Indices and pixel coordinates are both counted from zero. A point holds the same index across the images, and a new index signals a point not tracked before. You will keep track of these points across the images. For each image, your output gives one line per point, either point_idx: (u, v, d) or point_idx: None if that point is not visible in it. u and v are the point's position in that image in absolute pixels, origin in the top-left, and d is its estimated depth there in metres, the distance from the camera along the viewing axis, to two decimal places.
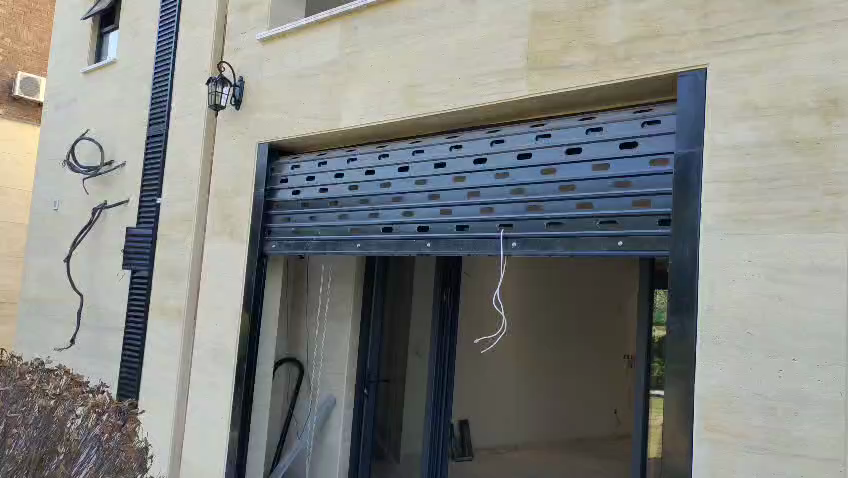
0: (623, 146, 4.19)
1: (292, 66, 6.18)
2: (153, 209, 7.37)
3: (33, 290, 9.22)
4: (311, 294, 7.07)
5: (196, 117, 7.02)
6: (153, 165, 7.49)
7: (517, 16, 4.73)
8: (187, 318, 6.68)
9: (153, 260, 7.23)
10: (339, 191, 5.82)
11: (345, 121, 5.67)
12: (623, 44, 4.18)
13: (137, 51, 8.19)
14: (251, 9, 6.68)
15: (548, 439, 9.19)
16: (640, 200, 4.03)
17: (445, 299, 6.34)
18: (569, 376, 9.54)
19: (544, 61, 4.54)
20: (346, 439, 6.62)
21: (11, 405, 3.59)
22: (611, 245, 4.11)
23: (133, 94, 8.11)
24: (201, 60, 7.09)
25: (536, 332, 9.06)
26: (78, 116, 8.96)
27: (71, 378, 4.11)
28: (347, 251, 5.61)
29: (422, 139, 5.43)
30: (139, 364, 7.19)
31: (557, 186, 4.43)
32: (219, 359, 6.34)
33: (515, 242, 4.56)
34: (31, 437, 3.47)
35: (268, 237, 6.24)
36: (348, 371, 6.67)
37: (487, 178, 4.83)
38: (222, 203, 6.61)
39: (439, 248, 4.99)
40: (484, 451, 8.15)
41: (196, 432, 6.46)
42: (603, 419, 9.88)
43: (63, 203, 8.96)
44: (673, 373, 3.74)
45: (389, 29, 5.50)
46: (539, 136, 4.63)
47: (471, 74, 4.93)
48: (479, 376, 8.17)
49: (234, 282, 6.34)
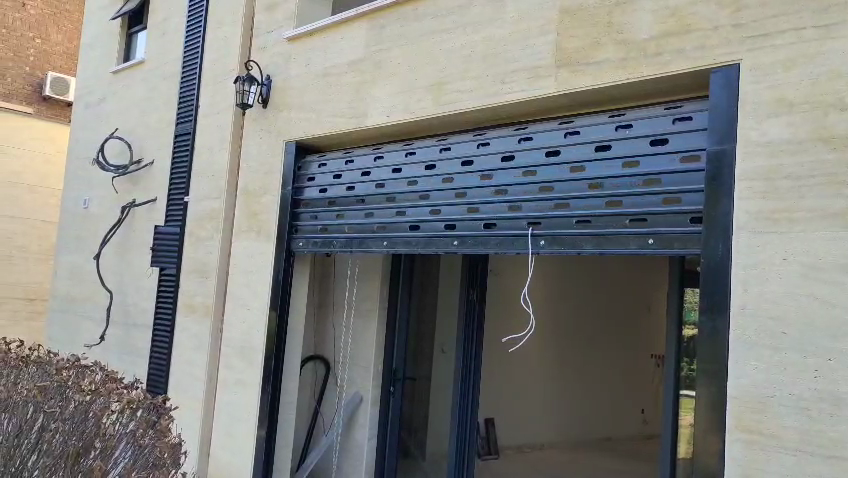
0: (653, 143, 4.13)
1: (318, 65, 6.20)
2: (181, 207, 7.44)
3: (63, 287, 9.35)
4: (339, 292, 7.12)
5: (223, 116, 7.07)
6: (181, 163, 7.55)
7: (545, 13, 4.70)
8: (214, 315, 6.73)
9: (181, 258, 7.30)
10: (366, 189, 5.82)
11: (371, 120, 5.68)
12: (653, 41, 4.13)
13: (165, 50, 8.27)
14: (278, 8, 6.72)
15: (574, 439, 9.16)
16: (671, 197, 3.98)
17: (472, 298, 6.32)
18: (596, 376, 9.47)
19: (572, 58, 4.50)
20: (372, 437, 6.62)
21: (49, 400, 3.63)
22: (641, 243, 4.06)
23: (161, 93, 8.19)
24: (229, 59, 7.15)
25: (563, 330, 9.00)
26: (107, 115, 9.07)
27: (107, 374, 4.19)
28: (374, 250, 5.62)
29: (448, 137, 5.42)
30: (167, 360, 7.27)
31: (586, 183, 4.39)
32: (247, 356, 6.38)
33: (543, 241, 4.53)
34: (67, 431, 3.47)
35: (295, 234, 6.27)
36: (375, 368, 6.67)
37: (515, 175, 4.80)
38: (249, 200, 6.65)
39: (466, 246, 4.97)
40: (509, 450, 8.14)
41: (223, 428, 6.51)
42: (628, 419, 9.89)
43: (93, 201, 9.07)
44: (703, 373, 3.69)
45: (415, 27, 5.49)
46: (567, 133, 4.59)
47: (497, 72, 4.91)
48: (507, 376, 8.14)
49: (261, 280, 6.37)
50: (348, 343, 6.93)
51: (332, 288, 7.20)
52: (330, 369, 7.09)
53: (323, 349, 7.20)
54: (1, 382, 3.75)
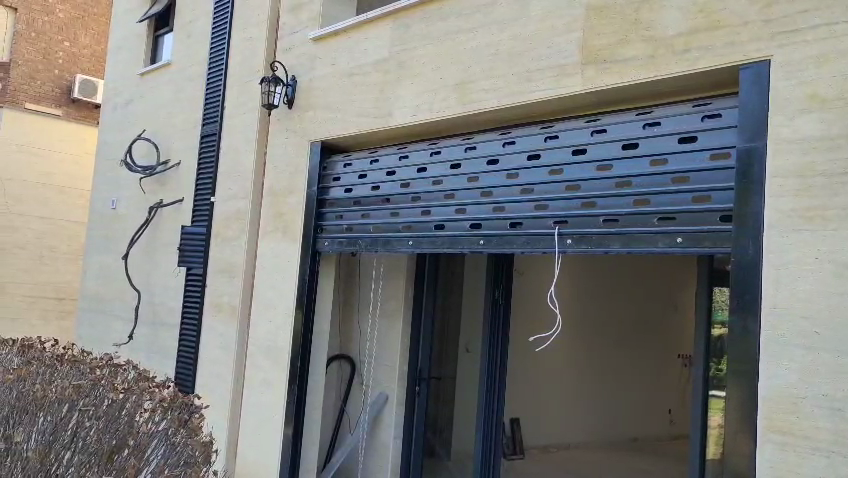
0: (681, 141, 4.09)
1: (344, 65, 6.22)
2: (207, 208, 7.50)
3: (92, 286, 9.48)
4: (364, 291, 7.12)
5: (249, 117, 7.11)
6: (207, 163, 7.61)
7: (571, 11, 4.67)
8: (241, 315, 6.79)
9: (207, 257, 7.36)
10: (391, 188, 5.83)
11: (396, 119, 5.69)
12: (682, 37, 4.09)
13: (192, 52, 8.34)
14: (303, 8, 6.74)
15: (600, 439, 9.10)
16: (700, 195, 3.94)
17: (497, 296, 6.32)
18: (623, 376, 9.40)
19: (599, 56, 4.47)
20: (397, 437, 6.65)
21: (85, 398, 3.68)
22: (669, 242, 4.03)
23: (187, 93, 8.27)
24: (254, 60, 7.19)
25: (591, 329, 8.95)
26: (135, 116, 9.17)
27: (139, 373, 4.26)
28: (400, 249, 5.62)
29: (473, 136, 5.40)
30: (194, 359, 7.34)
31: (613, 182, 4.36)
32: (273, 356, 6.42)
33: (569, 239, 4.50)
34: (102, 429, 3.52)
35: (321, 234, 6.30)
36: (401, 367, 6.68)
37: (541, 174, 4.78)
38: (275, 201, 6.70)
39: (492, 245, 4.96)
40: (535, 450, 8.07)
41: (250, 426, 6.56)
42: (656, 420, 9.80)
43: (121, 202, 9.18)
44: (734, 374, 3.64)
45: (441, 27, 5.48)
46: (593, 131, 4.56)
47: (523, 71, 4.89)
48: (534, 376, 8.10)
49: (287, 280, 6.41)
50: (374, 343, 6.95)
51: (357, 288, 7.21)
52: (355, 368, 7.10)
53: (349, 348, 7.21)
54: (38, 379, 3.79)
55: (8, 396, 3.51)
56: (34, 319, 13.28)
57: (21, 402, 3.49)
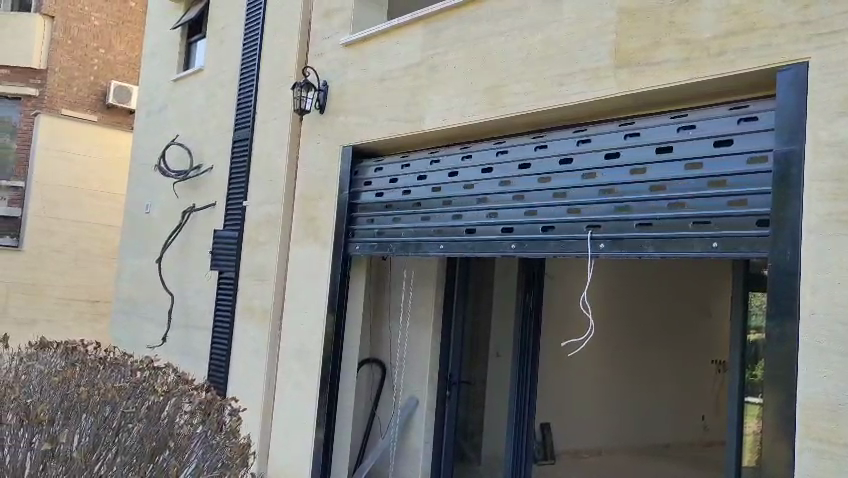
0: (717, 144, 4.05)
1: (375, 71, 6.25)
2: (239, 212, 7.57)
3: (127, 289, 9.63)
4: (394, 296, 7.09)
5: (281, 121, 7.18)
6: (239, 168, 7.70)
7: (605, 14, 4.64)
8: (273, 318, 6.84)
9: (239, 261, 7.44)
10: (422, 192, 5.84)
11: (427, 124, 5.71)
12: (717, 39, 4.04)
13: (224, 58, 8.45)
14: (335, 14, 6.79)
15: (631, 444, 9.01)
16: (736, 199, 3.89)
17: (528, 302, 6.34)
18: (656, 381, 9.31)
19: (632, 58, 4.44)
20: (428, 441, 6.66)
21: (127, 400, 3.74)
22: (705, 247, 3.98)
23: (220, 99, 8.37)
24: (286, 65, 7.25)
25: (624, 333, 8.90)
26: (168, 122, 9.31)
27: (179, 376, 4.32)
28: (431, 253, 5.63)
29: (505, 140, 5.40)
30: (226, 361, 7.42)
31: (648, 186, 4.32)
32: (304, 360, 6.46)
33: (602, 243, 4.47)
34: (143, 431, 3.57)
35: (352, 238, 6.33)
36: (431, 372, 6.69)
37: (573, 178, 4.75)
38: (306, 205, 6.75)
39: (524, 249, 4.95)
40: (566, 454, 8.01)
41: (282, 430, 6.60)
42: (688, 424, 9.73)
43: (155, 206, 9.32)
44: (771, 381, 3.59)
45: (472, 30, 5.49)
46: (627, 135, 4.52)
47: (555, 74, 4.87)
48: (567, 381, 8.04)
49: (318, 282, 6.45)
50: (404, 347, 6.96)
51: (387, 291, 7.16)
52: (386, 372, 7.10)
53: (379, 352, 7.19)
54: (83, 380, 3.87)
55: (53, 398, 3.58)
56: (69, 321, 13.48)
57: (66, 402, 3.56)
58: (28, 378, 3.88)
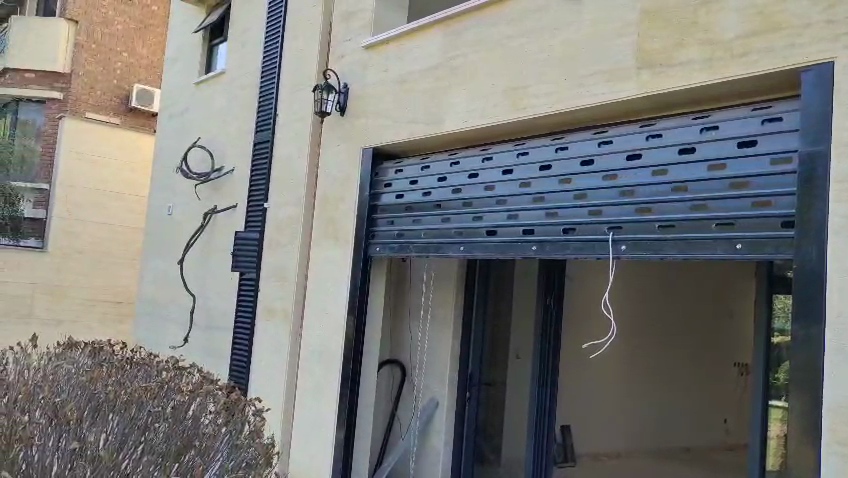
0: (740, 145, 4.01)
1: (395, 73, 6.28)
2: (260, 214, 7.63)
3: (149, 290, 9.73)
4: (414, 297, 7.12)
5: (302, 123, 7.22)
6: (260, 169, 7.76)
7: (627, 15, 4.62)
8: (294, 319, 6.88)
9: (260, 262, 7.49)
10: (443, 194, 5.85)
11: (448, 126, 5.72)
12: (740, 39, 4.02)
13: (245, 61, 8.52)
14: (354, 16, 6.82)
15: (652, 448, 8.95)
16: (760, 200, 3.85)
17: (549, 304, 6.32)
18: (677, 383, 9.25)
19: (654, 59, 4.42)
20: (448, 442, 6.65)
21: (153, 399, 3.79)
22: (729, 248, 3.94)
23: (241, 102, 8.45)
24: (307, 68, 7.30)
25: (646, 335, 8.85)
26: (190, 124, 9.39)
27: (204, 376, 4.40)
28: (451, 254, 5.64)
29: (525, 141, 5.39)
30: (248, 362, 7.47)
31: (670, 187, 4.30)
32: (324, 361, 6.49)
33: (624, 245, 4.45)
34: (170, 431, 3.61)
35: (373, 240, 6.36)
36: (450, 374, 6.67)
37: (594, 179, 4.73)
38: (327, 207, 6.78)
39: (544, 251, 4.93)
40: (587, 457, 7.96)
41: (304, 431, 6.62)
42: (709, 428, 9.69)
43: (177, 208, 9.41)
44: (797, 383, 3.55)
45: (493, 32, 5.49)
46: (649, 136, 4.50)
47: (576, 75, 4.86)
48: (589, 383, 7.99)
49: (339, 283, 6.47)
50: (425, 349, 6.96)
51: (408, 292, 7.20)
52: (406, 373, 7.12)
53: (400, 353, 7.22)
54: (109, 380, 3.92)
55: (82, 398, 3.64)
56: (94, 322, 13.58)
57: (94, 403, 3.61)
58: (58, 377, 3.95)
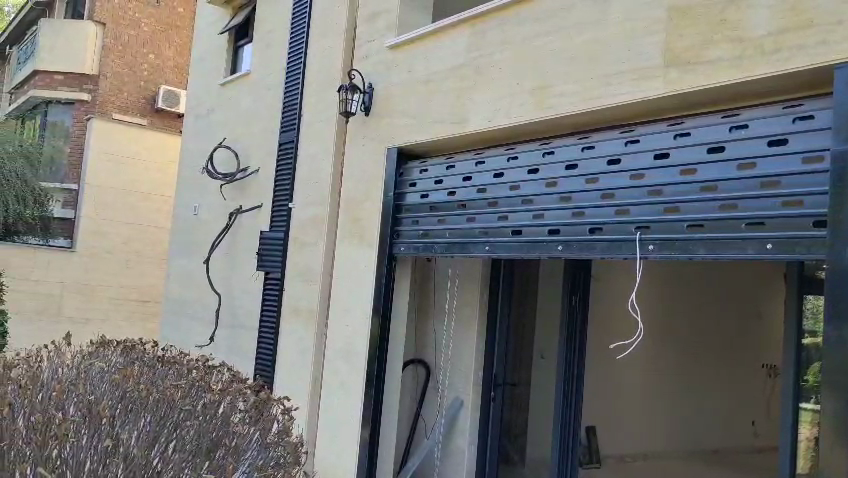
0: (772, 143, 3.95)
1: (420, 73, 6.28)
2: (285, 214, 7.68)
3: (176, 289, 9.83)
4: (439, 297, 7.12)
5: (327, 123, 7.26)
6: (285, 170, 7.81)
7: (653, 12, 4.58)
8: (319, 317, 6.92)
9: (285, 261, 7.54)
10: (468, 193, 5.84)
11: (472, 125, 5.71)
12: (771, 37, 3.96)
13: (270, 61, 8.59)
14: (379, 16, 6.84)
15: (678, 450, 8.84)
16: (791, 200, 3.80)
17: (574, 303, 6.25)
18: (705, 383, 9.16)
19: (683, 57, 4.37)
20: (472, 443, 6.60)
21: (184, 397, 3.86)
22: (759, 248, 3.88)
23: (265, 102, 8.52)
24: (332, 68, 7.33)
25: (673, 335, 8.77)
26: (216, 125, 9.48)
27: (233, 375, 4.49)
28: (476, 254, 5.62)
29: (551, 140, 5.36)
30: (273, 360, 7.53)
31: (699, 186, 4.25)
32: (350, 359, 6.50)
33: (652, 245, 4.41)
34: (201, 428, 3.67)
35: (397, 239, 6.37)
36: (475, 373, 6.63)
37: (622, 179, 4.69)
38: (352, 206, 6.80)
39: (571, 251, 4.90)
40: (612, 459, 7.87)
41: (329, 430, 6.64)
42: (736, 430, 9.60)
43: (202, 208, 9.50)
44: (832, 386, 3.49)
45: (518, 31, 5.47)
46: (677, 135, 4.45)
47: (602, 74, 4.83)
48: (615, 384, 7.92)
49: (364, 282, 6.49)
50: (449, 349, 6.95)
51: (432, 292, 7.21)
52: (431, 373, 7.11)
53: (424, 353, 7.23)
54: (141, 379, 3.98)
55: (114, 396, 3.69)
56: (122, 320, 13.72)
57: (125, 400, 3.66)
58: (90, 375, 4.01)
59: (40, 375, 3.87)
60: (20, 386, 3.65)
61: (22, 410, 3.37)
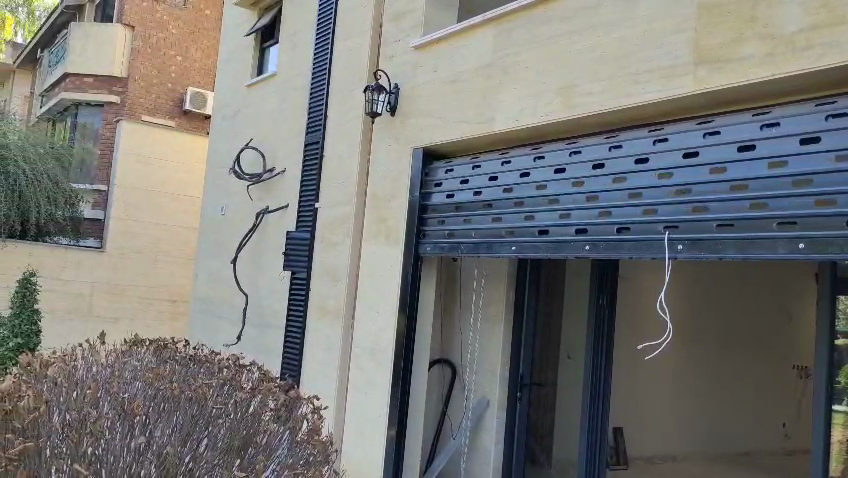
0: (804, 142, 3.90)
1: (446, 72, 6.29)
2: (311, 213, 7.72)
3: (203, 288, 9.94)
4: (466, 296, 7.12)
5: (352, 123, 7.29)
6: (310, 172, 7.87)
7: (682, 10, 4.54)
8: (346, 316, 6.95)
9: (312, 261, 7.60)
10: (494, 193, 5.82)
11: (498, 125, 5.70)
12: (803, 34, 3.90)
13: (297, 61, 8.65)
14: (404, 16, 6.85)
15: (707, 452, 8.74)
16: (823, 199, 3.74)
17: (601, 303, 6.18)
18: (733, 384, 9.06)
19: (712, 55, 4.32)
20: (500, 442, 6.61)
21: (216, 396, 3.93)
22: (791, 248, 3.83)
23: (292, 103, 8.59)
24: (357, 68, 7.36)
25: (701, 335, 8.67)
26: (242, 126, 9.57)
27: (263, 374, 4.54)
28: (502, 254, 5.61)
29: (578, 139, 5.32)
30: (299, 359, 7.59)
31: (729, 185, 4.20)
32: (376, 358, 6.53)
33: (680, 245, 4.37)
34: (233, 426, 3.72)
35: (423, 239, 6.39)
36: (501, 373, 6.63)
37: (650, 178, 4.65)
38: (378, 206, 6.83)
39: (598, 250, 4.87)
40: (640, 461, 7.78)
41: (357, 430, 6.66)
42: (766, 432, 9.46)
43: (229, 208, 9.60)
44: None
45: (545, 31, 5.45)
46: (707, 134, 4.41)
47: (630, 73, 4.79)
48: (643, 385, 7.85)
49: (390, 281, 6.51)
50: (476, 349, 6.95)
51: (458, 291, 7.22)
52: (457, 373, 7.12)
53: (450, 352, 7.24)
54: (174, 377, 4.05)
55: (147, 393, 3.77)
56: (150, 320, 13.89)
57: (158, 398, 3.73)
58: (123, 373, 4.08)
59: (74, 373, 3.95)
60: (56, 384, 3.73)
61: (59, 407, 3.44)
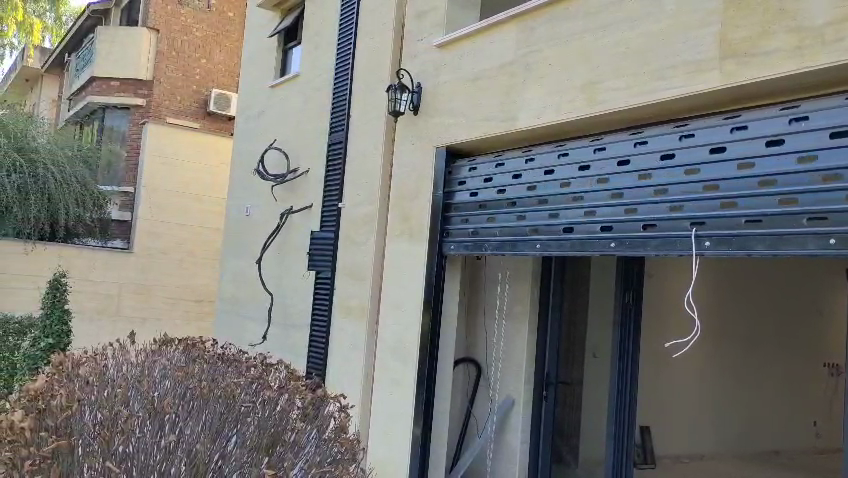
0: (834, 136, 3.82)
1: (468, 70, 6.28)
2: (335, 212, 7.77)
3: (229, 288, 10.02)
4: (489, 294, 7.12)
5: (375, 122, 7.31)
6: (334, 171, 7.90)
7: (708, 4, 4.48)
8: (370, 314, 6.97)
9: (336, 260, 7.64)
10: (518, 191, 5.80)
11: (521, 123, 5.68)
12: (831, 25, 3.83)
13: (319, 61, 8.69)
14: (427, 15, 6.85)
15: (737, 452, 8.65)
16: None
17: (627, 301, 6.20)
18: (763, 382, 8.98)
19: (739, 49, 4.26)
20: (525, 441, 6.64)
21: (245, 396, 3.98)
22: (822, 243, 3.76)
23: (315, 103, 8.62)
24: (380, 67, 7.37)
25: (730, 333, 8.60)
26: (267, 126, 9.63)
27: (290, 372, 4.57)
28: (527, 253, 5.58)
29: (602, 136, 5.28)
30: (324, 359, 7.63)
31: (757, 180, 4.15)
32: (401, 356, 6.53)
33: (708, 242, 4.32)
34: (261, 424, 3.75)
35: (447, 237, 6.39)
36: (528, 370, 6.66)
37: (676, 174, 4.61)
38: (401, 204, 6.84)
39: (624, 248, 4.83)
40: (668, 459, 7.69)
41: (384, 430, 6.64)
42: (799, 431, 9.35)
43: (254, 208, 9.65)
44: None
45: (568, 26, 5.42)
46: (733, 129, 4.34)
47: (655, 68, 4.74)
48: (672, 384, 7.80)
49: (413, 279, 6.51)
50: (501, 348, 6.94)
51: (482, 290, 7.21)
52: (482, 372, 7.11)
53: (475, 352, 7.21)
54: (203, 376, 4.10)
55: (177, 392, 3.82)
56: (176, 319, 14.02)
57: (187, 397, 3.78)
58: (153, 372, 4.12)
59: (105, 372, 4.00)
60: (88, 383, 3.79)
61: (90, 406, 3.50)
